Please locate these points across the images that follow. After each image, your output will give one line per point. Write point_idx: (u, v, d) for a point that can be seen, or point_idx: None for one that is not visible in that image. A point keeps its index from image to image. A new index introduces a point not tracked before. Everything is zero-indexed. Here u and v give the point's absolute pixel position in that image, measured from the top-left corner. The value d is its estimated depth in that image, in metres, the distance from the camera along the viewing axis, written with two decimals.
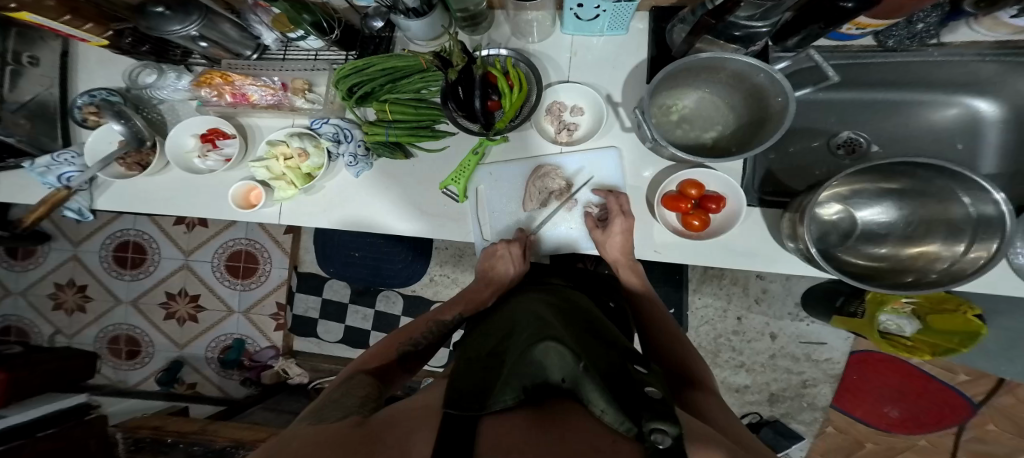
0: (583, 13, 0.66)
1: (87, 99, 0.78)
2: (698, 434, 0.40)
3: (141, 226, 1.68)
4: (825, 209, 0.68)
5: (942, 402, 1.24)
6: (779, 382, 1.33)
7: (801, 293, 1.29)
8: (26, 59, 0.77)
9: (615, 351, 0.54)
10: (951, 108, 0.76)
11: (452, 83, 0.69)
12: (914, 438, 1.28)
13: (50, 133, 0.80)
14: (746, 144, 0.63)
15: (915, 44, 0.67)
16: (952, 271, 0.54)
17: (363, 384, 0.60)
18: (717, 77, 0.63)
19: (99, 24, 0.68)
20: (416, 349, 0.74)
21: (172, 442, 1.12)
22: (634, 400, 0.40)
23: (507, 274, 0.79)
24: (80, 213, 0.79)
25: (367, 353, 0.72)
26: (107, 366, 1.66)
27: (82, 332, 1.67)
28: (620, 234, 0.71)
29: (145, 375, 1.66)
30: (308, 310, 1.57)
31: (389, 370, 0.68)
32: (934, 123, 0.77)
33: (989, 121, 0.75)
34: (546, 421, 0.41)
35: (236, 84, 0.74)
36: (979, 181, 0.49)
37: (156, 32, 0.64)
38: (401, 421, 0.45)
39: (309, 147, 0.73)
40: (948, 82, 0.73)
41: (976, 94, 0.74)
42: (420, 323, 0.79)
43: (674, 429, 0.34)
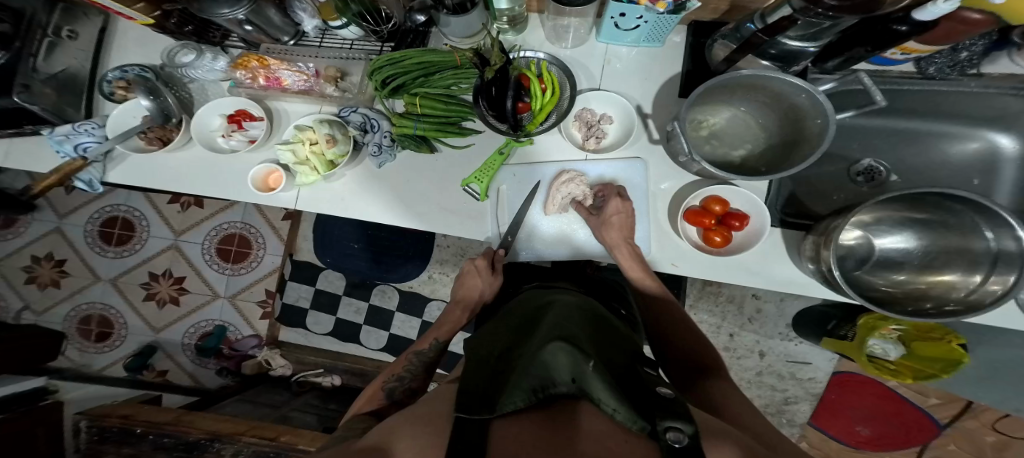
0: (623, 22, 0.66)
1: (119, 74, 0.78)
2: (708, 427, 0.39)
3: (132, 203, 1.63)
4: (847, 234, 0.69)
5: (914, 424, 1.29)
6: (762, 398, 1.36)
7: (793, 315, 1.31)
8: (65, 33, 0.74)
9: (622, 356, 0.55)
10: (971, 143, 0.77)
11: (487, 81, 0.69)
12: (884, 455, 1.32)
13: (74, 104, 0.76)
14: (777, 165, 0.65)
15: (955, 73, 0.70)
16: (971, 301, 0.56)
17: (360, 419, 0.60)
18: (755, 96, 0.64)
19: (151, 4, 0.67)
20: (404, 384, 0.68)
21: (140, 433, 1.07)
22: (647, 404, 0.41)
23: (477, 289, 0.82)
24: (90, 184, 0.75)
25: (358, 402, 0.68)
26: (72, 348, 1.57)
27: (53, 309, 1.60)
28: (617, 209, 0.71)
29: (111, 361, 1.58)
30: (300, 299, 1.54)
31: (385, 411, 0.63)
32: (949, 157, 0.78)
33: (1007, 157, 0.76)
34: (558, 424, 0.41)
35: (271, 68, 0.73)
36: (1006, 216, 0.51)
37: (204, 14, 0.62)
38: (414, 425, 0.46)
39: (338, 134, 0.72)
40: (975, 114, 0.75)
41: (999, 130, 0.75)
42: (400, 361, 0.73)
43: (690, 427, 0.35)
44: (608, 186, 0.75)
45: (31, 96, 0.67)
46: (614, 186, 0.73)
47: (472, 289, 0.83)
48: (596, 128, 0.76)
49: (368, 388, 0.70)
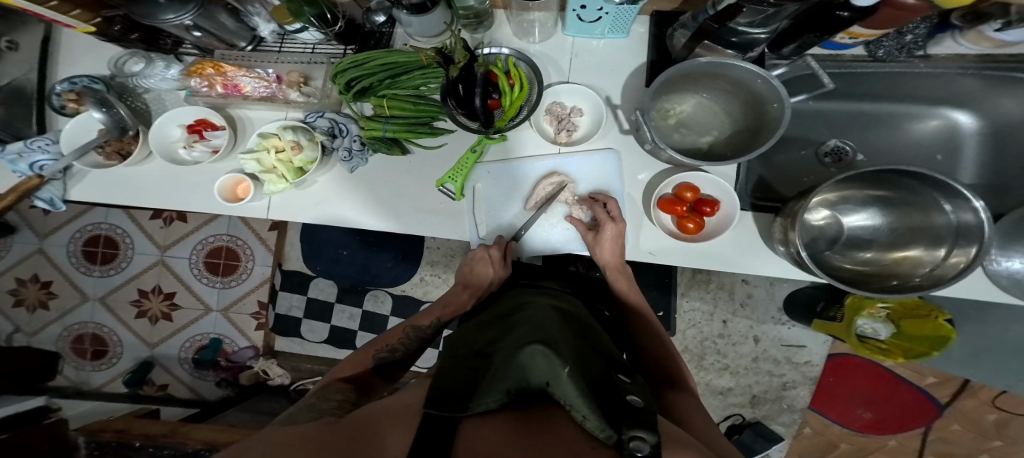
0: (586, 14, 0.66)
1: (67, 85, 0.76)
2: (675, 441, 0.40)
3: (114, 220, 1.61)
4: (814, 215, 0.72)
5: (909, 405, 1.30)
6: (760, 385, 1.36)
7: (784, 299, 1.32)
8: (5, 44, 0.76)
9: (602, 359, 0.54)
10: (931, 120, 0.82)
11: (453, 80, 0.67)
12: (885, 438, 1.33)
13: (24, 118, 0.77)
14: (742, 149, 0.66)
15: (903, 55, 0.70)
16: (934, 275, 0.56)
17: (338, 390, 0.60)
18: (716, 84, 0.66)
19: (88, 10, 0.65)
20: (395, 356, 0.73)
21: (139, 445, 1.07)
22: (616, 410, 0.40)
23: (486, 277, 0.79)
24: (51, 203, 0.75)
25: (343, 365, 0.71)
26: (68, 367, 1.58)
27: (43, 330, 1.59)
28: (610, 239, 0.72)
29: (110, 377, 1.58)
30: (291, 309, 1.52)
31: (367, 379, 0.66)
32: (917, 136, 0.82)
33: (967, 133, 0.81)
34: (528, 424, 0.41)
35: (228, 74, 0.73)
36: (962, 190, 0.52)
37: (149, 20, 0.61)
38: (382, 421, 0.46)
39: (303, 140, 0.71)
40: (931, 96, 0.79)
41: (955, 107, 0.79)
42: (398, 332, 0.78)
43: (654, 437, 0.34)
44: (607, 202, 0.73)
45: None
46: (614, 203, 0.72)
47: (480, 276, 0.80)
48: (567, 121, 0.76)
49: (356, 354, 0.74)
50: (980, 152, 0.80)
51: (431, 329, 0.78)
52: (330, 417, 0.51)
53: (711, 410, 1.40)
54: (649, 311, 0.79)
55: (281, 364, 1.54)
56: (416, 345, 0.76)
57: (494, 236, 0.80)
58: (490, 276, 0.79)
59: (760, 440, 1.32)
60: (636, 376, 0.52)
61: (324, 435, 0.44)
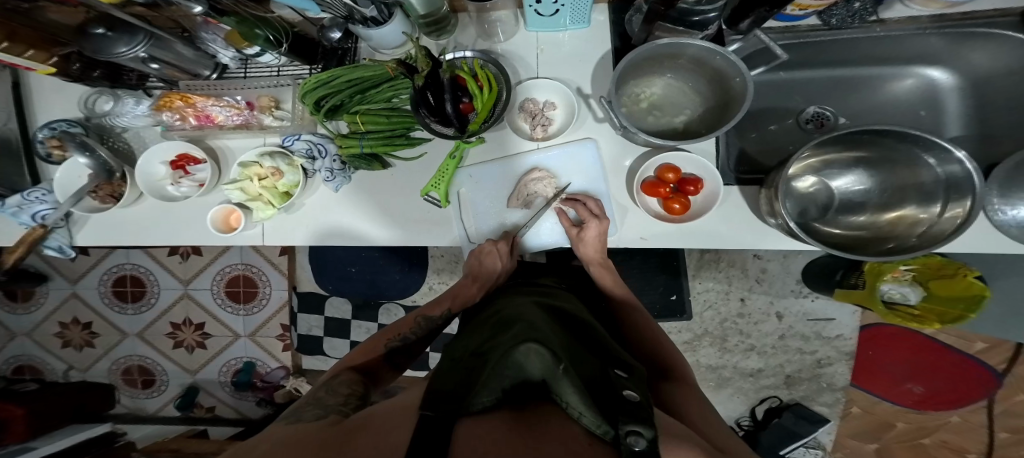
0: (543, 9, 0.67)
1: (48, 132, 0.78)
2: (674, 436, 0.39)
3: (135, 259, 1.66)
4: (802, 183, 0.73)
5: (961, 375, 1.22)
6: (792, 363, 1.32)
7: (800, 270, 1.28)
8: None
9: (599, 352, 0.53)
10: (906, 80, 0.80)
11: (420, 88, 0.67)
12: (945, 415, 1.24)
13: (17, 171, 0.80)
14: (715, 125, 0.66)
15: (857, 22, 0.69)
16: (932, 233, 0.57)
17: (346, 381, 0.61)
18: (679, 63, 0.67)
19: (41, 49, 0.67)
20: (406, 343, 0.74)
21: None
22: (613, 405, 0.39)
23: (494, 270, 0.79)
24: (60, 250, 0.80)
25: (355, 350, 0.74)
26: (124, 396, 1.68)
27: (96, 365, 1.69)
28: (596, 237, 0.73)
29: (164, 402, 1.68)
30: (312, 328, 1.56)
31: (376, 368, 0.68)
32: (897, 94, 0.81)
33: (946, 90, 0.79)
34: (522, 426, 0.39)
35: (198, 105, 0.76)
36: (942, 143, 0.54)
37: (103, 55, 0.65)
38: (374, 427, 0.44)
39: (283, 165, 0.74)
40: (898, 57, 0.77)
41: (929, 65, 0.78)
42: (409, 320, 0.79)
43: (651, 432, 0.33)
44: (590, 202, 0.73)
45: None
46: (595, 203, 0.72)
47: (489, 270, 0.79)
48: (542, 117, 0.76)
49: (369, 339, 0.77)
50: (962, 105, 0.78)
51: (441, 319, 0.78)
52: (333, 416, 0.51)
53: (744, 393, 1.36)
54: (638, 304, 0.79)
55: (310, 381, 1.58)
56: (425, 333, 0.77)
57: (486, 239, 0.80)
58: (498, 270, 0.79)
59: (801, 422, 1.28)
60: (635, 368, 0.49)
61: (324, 434, 0.44)
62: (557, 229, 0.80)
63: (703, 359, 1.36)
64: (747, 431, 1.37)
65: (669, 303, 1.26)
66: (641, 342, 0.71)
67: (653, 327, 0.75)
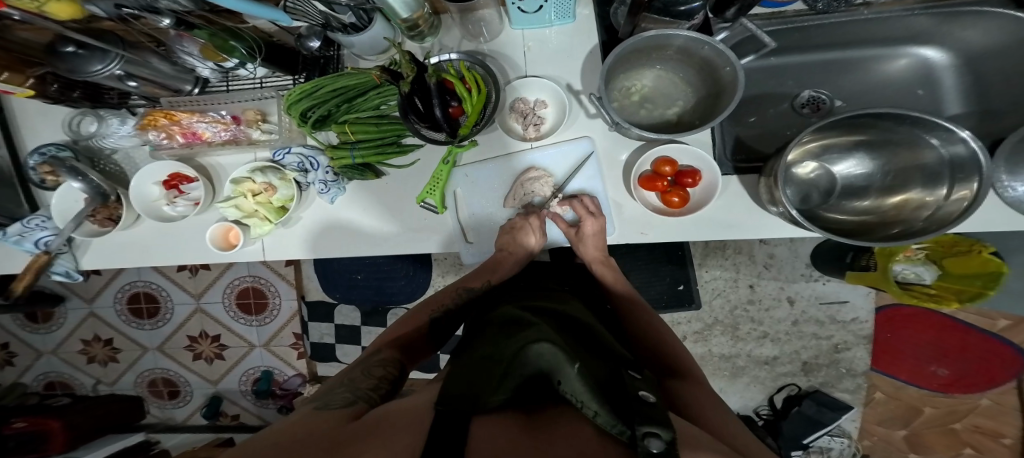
0: (526, 6, 0.66)
1: (38, 157, 0.79)
2: (690, 439, 0.38)
3: (146, 276, 1.69)
4: (802, 169, 0.71)
5: (991, 355, 1.17)
6: (808, 349, 1.29)
7: (809, 254, 1.25)
8: None
9: (609, 354, 0.52)
10: (899, 60, 0.77)
11: (407, 95, 0.66)
12: (975, 398, 1.21)
13: (13, 200, 0.80)
14: (707, 116, 0.65)
15: (843, 5, 0.68)
16: (939, 216, 0.55)
17: (383, 361, 0.63)
18: (666, 54, 0.65)
19: (16, 71, 0.66)
20: (445, 316, 0.76)
21: None
22: (627, 405, 0.39)
23: (526, 246, 0.79)
24: (68, 274, 0.81)
25: (397, 322, 0.76)
26: (154, 407, 1.73)
27: (121, 378, 1.73)
28: (592, 235, 0.72)
29: (191, 411, 1.71)
30: (323, 336, 1.58)
31: (413, 343, 0.70)
32: (889, 75, 0.78)
33: (940, 68, 0.76)
34: (535, 428, 0.38)
35: (184, 122, 0.76)
36: (944, 123, 0.52)
37: (77, 73, 0.64)
38: (390, 424, 0.44)
39: (275, 180, 0.74)
40: (887, 37, 0.75)
41: (921, 44, 0.75)
42: (449, 291, 0.81)
43: (668, 433, 0.33)
44: (585, 199, 0.72)
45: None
46: (589, 199, 0.71)
47: (522, 245, 0.79)
48: (533, 116, 0.75)
49: (410, 311, 0.79)
50: (961, 82, 0.75)
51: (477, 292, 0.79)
52: (358, 404, 0.52)
53: (760, 382, 1.34)
54: (642, 299, 0.78)
55: None
56: (461, 307, 0.78)
57: (489, 237, 0.82)
58: (531, 246, 0.79)
59: (823, 410, 1.25)
60: (645, 370, 0.48)
61: (344, 426, 0.45)
62: (558, 227, 0.82)
63: (715, 348, 1.34)
64: (767, 421, 1.34)
65: (676, 293, 1.26)
66: (643, 340, 0.70)
67: (656, 321, 0.74)
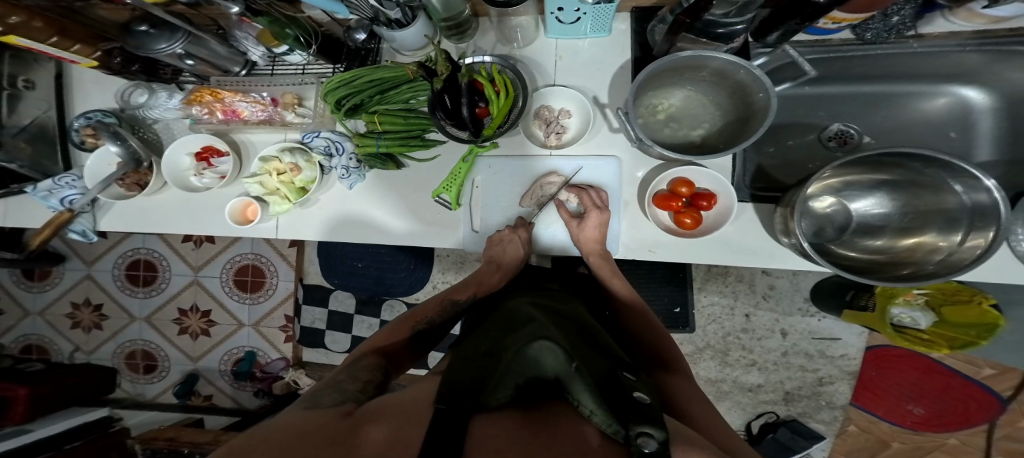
0: (564, 16, 0.68)
1: (84, 121, 0.81)
2: (687, 439, 0.39)
3: (150, 244, 1.71)
4: (820, 203, 0.74)
5: (967, 398, 1.18)
6: (793, 380, 1.30)
7: (810, 289, 1.26)
8: (22, 83, 0.81)
9: (604, 355, 0.51)
10: (939, 98, 0.79)
11: (439, 91, 0.68)
12: (943, 436, 1.22)
13: (50, 157, 0.82)
14: (733, 140, 0.67)
15: (893, 36, 0.68)
16: (950, 261, 0.57)
17: (369, 366, 0.61)
18: (700, 76, 0.67)
19: (88, 44, 0.71)
20: (429, 329, 0.74)
21: (188, 452, 1.19)
22: (623, 404, 0.39)
23: (516, 258, 0.78)
24: (84, 234, 0.83)
25: (380, 332, 0.73)
26: (126, 381, 1.70)
27: (100, 348, 1.72)
28: (596, 227, 0.73)
29: (162, 389, 1.69)
30: (314, 321, 1.57)
31: (400, 353, 0.68)
32: (930, 113, 0.80)
33: (979, 109, 0.78)
34: (535, 423, 0.39)
35: (226, 100, 0.77)
36: (971, 170, 0.53)
37: (144, 50, 0.67)
38: (392, 416, 0.45)
39: (302, 161, 0.75)
40: (935, 73, 0.76)
41: (964, 84, 0.76)
42: (434, 303, 0.79)
43: (661, 434, 0.34)
44: (595, 192, 0.73)
45: (6, 152, 0.76)
46: (593, 193, 0.72)
47: (511, 259, 0.79)
48: (555, 123, 0.77)
49: (393, 321, 0.76)
50: (996, 125, 0.77)
51: (465, 306, 0.78)
52: (350, 404, 0.50)
53: (742, 407, 1.34)
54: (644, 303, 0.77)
55: (309, 374, 1.58)
56: (450, 318, 0.76)
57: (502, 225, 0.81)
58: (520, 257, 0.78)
59: (797, 438, 1.26)
60: (641, 373, 0.49)
61: (333, 429, 0.43)
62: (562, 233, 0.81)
63: (703, 371, 1.34)
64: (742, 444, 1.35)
65: (672, 315, 1.27)
66: (642, 339, 0.70)
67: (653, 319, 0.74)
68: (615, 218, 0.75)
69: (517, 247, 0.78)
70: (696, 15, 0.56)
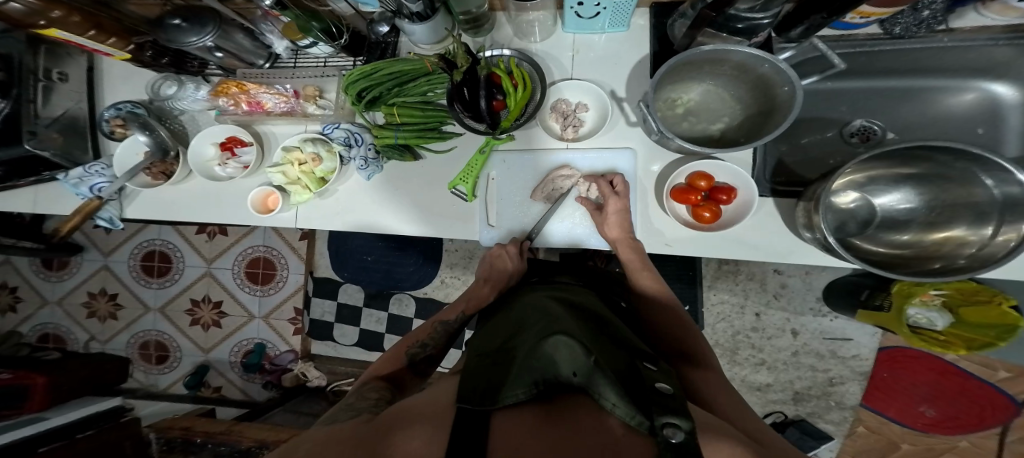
0: (583, 11, 0.68)
1: (113, 112, 0.83)
2: (712, 427, 0.39)
3: (165, 236, 1.74)
4: (841, 198, 0.73)
5: (982, 401, 1.16)
6: (803, 380, 1.29)
7: (822, 288, 1.25)
8: (56, 76, 0.81)
9: (624, 347, 0.51)
10: (967, 93, 0.77)
11: (457, 84, 0.69)
12: (954, 439, 1.20)
13: (81, 146, 0.84)
14: (754, 134, 0.67)
15: (923, 31, 0.69)
16: (981, 255, 0.57)
17: (375, 388, 0.62)
18: (721, 69, 0.66)
19: (121, 38, 0.73)
20: (425, 351, 0.74)
21: (201, 442, 1.21)
22: (645, 396, 0.39)
23: (506, 272, 0.80)
24: (110, 221, 0.84)
25: (377, 362, 0.73)
26: (138, 371, 1.73)
27: (115, 337, 1.75)
28: (615, 213, 0.72)
29: (173, 380, 1.72)
30: (325, 314, 1.59)
31: (400, 376, 0.69)
32: (955, 109, 0.79)
33: (1009, 105, 0.76)
34: (557, 416, 0.39)
35: (250, 92, 0.78)
36: (1002, 163, 0.53)
37: (176, 44, 0.68)
38: (411, 421, 0.45)
39: (322, 152, 0.76)
40: (961, 67, 0.75)
41: (994, 78, 0.75)
42: (426, 327, 0.79)
43: (688, 426, 0.34)
44: (613, 178, 0.73)
45: (39, 142, 0.76)
46: (620, 179, 0.72)
47: (500, 270, 0.81)
48: (572, 117, 0.76)
49: (388, 350, 0.76)
50: (1023, 121, 0.76)
51: (458, 323, 0.79)
52: (366, 414, 0.53)
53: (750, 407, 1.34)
54: (669, 293, 0.76)
55: (318, 366, 1.60)
56: (447, 338, 0.77)
57: (495, 242, 0.82)
58: (510, 271, 0.80)
59: (806, 438, 1.25)
60: (661, 363, 0.49)
61: (355, 438, 0.44)
62: (578, 228, 0.80)
63: None
64: None
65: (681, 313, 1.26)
66: (666, 335, 0.70)
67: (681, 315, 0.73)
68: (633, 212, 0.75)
69: (509, 261, 0.80)
70: (720, 7, 0.54)
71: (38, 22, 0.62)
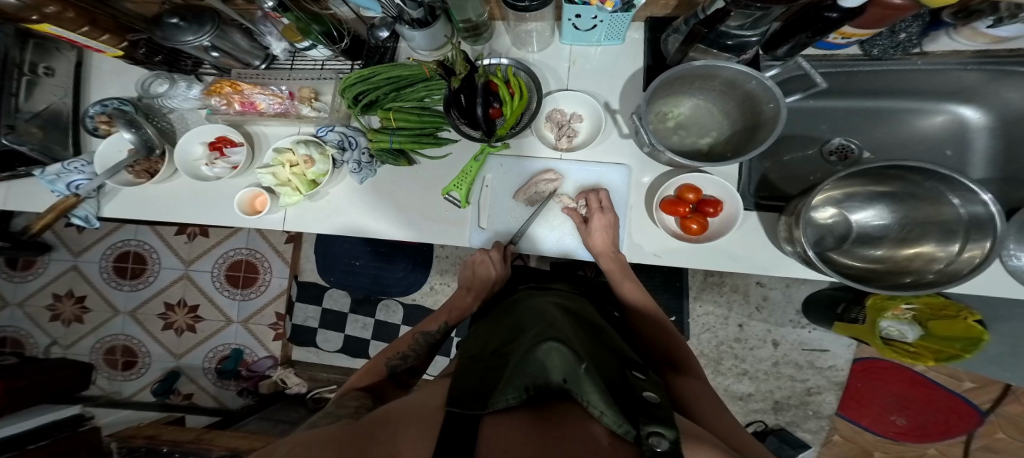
0: (580, 23, 0.69)
1: (99, 108, 0.81)
2: (695, 436, 0.40)
3: (142, 237, 1.68)
4: (822, 213, 0.77)
5: (950, 410, 1.21)
6: (782, 389, 1.32)
7: (802, 300, 1.29)
8: (42, 71, 0.79)
9: (614, 355, 0.52)
10: (938, 116, 0.83)
11: (456, 90, 0.69)
12: (924, 447, 1.24)
13: (62, 142, 0.81)
14: (740, 149, 0.69)
15: (899, 53, 0.72)
16: (948, 271, 0.59)
17: (354, 396, 0.62)
18: (711, 84, 0.69)
19: (116, 35, 0.72)
20: (407, 363, 0.73)
21: (167, 452, 1.15)
22: (634, 404, 0.40)
23: (488, 277, 0.80)
24: (86, 220, 0.81)
25: (357, 373, 0.72)
26: (102, 377, 1.64)
27: (79, 342, 1.66)
28: (602, 228, 0.73)
29: (140, 387, 1.64)
30: (308, 319, 1.55)
31: (380, 387, 0.68)
32: (927, 130, 0.84)
33: (976, 128, 0.82)
34: (547, 422, 0.40)
35: (245, 92, 0.76)
36: (969, 184, 0.56)
37: (170, 42, 0.67)
38: (401, 423, 0.45)
39: (315, 154, 0.75)
40: (933, 91, 0.80)
41: (962, 102, 0.80)
42: (407, 337, 0.78)
43: (672, 433, 0.35)
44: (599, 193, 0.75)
45: (17, 136, 0.73)
46: (603, 194, 0.74)
47: (483, 277, 0.81)
48: (567, 127, 0.78)
49: (370, 361, 0.75)
50: (986, 145, 0.81)
51: (439, 333, 0.78)
52: (348, 419, 0.53)
53: None
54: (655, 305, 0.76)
55: (298, 373, 1.55)
56: (427, 350, 0.76)
57: (481, 247, 0.81)
58: (491, 277, 0.80)
59: (784, 447, 1.27)
60: (650, 372, 0.50)
61: (344, 435, 0.45)
62: (566, 238, 0.80)
63: None
64: None
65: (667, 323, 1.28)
66: (653, 343, 0.71)
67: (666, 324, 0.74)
68: (623, 224, 0.76)
69: (491, 266, 0.80)
70: (711, 25, 0.59)
71: (31, 16, 0.61)
